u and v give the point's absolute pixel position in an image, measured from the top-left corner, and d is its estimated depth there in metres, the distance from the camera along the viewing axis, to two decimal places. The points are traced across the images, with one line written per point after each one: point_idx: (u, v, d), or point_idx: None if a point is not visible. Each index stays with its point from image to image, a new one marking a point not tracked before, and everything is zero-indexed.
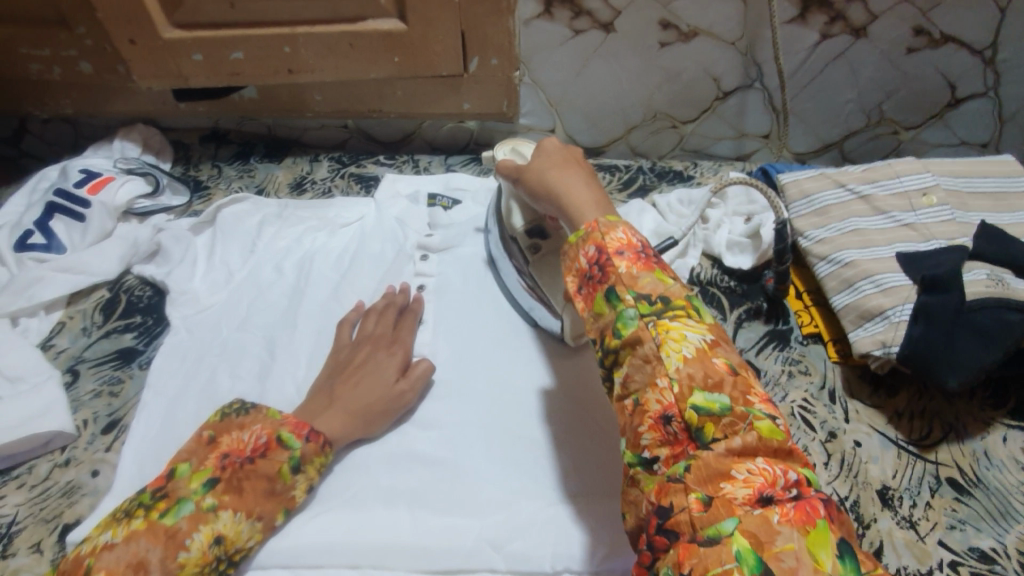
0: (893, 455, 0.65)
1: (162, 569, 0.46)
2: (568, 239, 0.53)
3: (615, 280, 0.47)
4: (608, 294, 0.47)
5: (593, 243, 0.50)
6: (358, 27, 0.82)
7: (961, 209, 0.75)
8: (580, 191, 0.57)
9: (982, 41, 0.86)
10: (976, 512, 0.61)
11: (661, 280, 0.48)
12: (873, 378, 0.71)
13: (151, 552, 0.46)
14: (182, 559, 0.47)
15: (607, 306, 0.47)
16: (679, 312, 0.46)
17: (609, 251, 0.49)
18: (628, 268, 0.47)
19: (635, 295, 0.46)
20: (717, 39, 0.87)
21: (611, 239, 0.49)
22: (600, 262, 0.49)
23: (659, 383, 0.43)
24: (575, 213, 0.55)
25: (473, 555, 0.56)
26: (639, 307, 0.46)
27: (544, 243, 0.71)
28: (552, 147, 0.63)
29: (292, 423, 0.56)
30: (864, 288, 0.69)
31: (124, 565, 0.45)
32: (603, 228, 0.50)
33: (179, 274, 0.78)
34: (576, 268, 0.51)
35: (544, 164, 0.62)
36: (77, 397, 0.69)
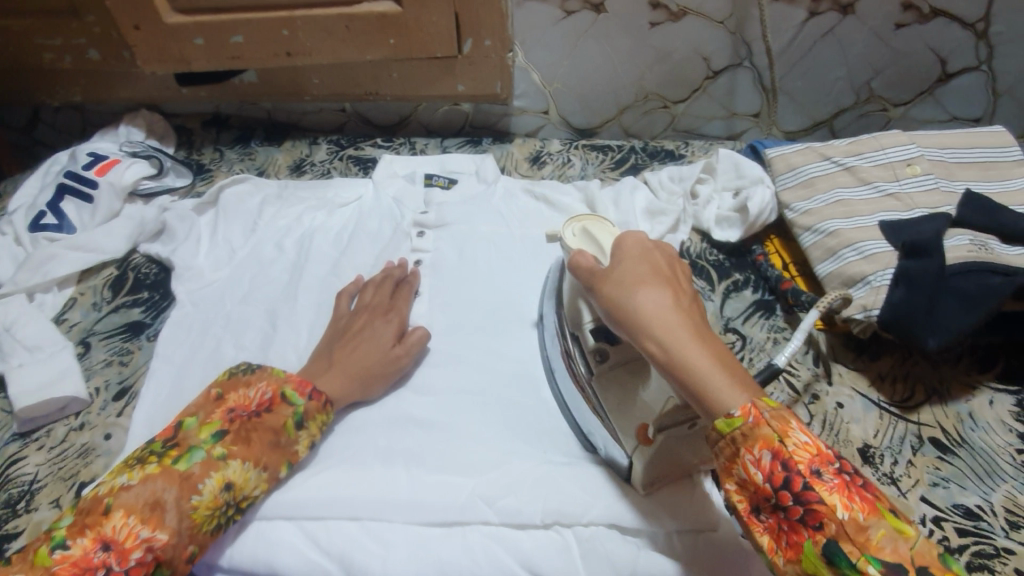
0: (875, 416, 0.67)
1: (177, 508, 0.49)
2: (718, 429, 0.43)
3: (835, 531, 0.39)
4: (834, 554, 0.38)
5: (767, 448, 0.42)
6: (354, 9, 0.84)
7: (945, 178, 0.77)
8: (687, 331, 0.46)
9: (968, 16, 0.87)
10: (961, 470, 0.63)
11: (895, 529, 0.39)
12: (857, 343, 0.73)
13: (166, 493, 0.49)
14: (195, 502, 0.50)
15: (830, 570, 0.38)
16: None
17: (799, 471, 0.41)
18: (849, 513, 0.39)
19: (881, 567, 0.37)
20: (706, 17, 0.89)
21: (797, 447, 0.41)
22: (795, 489, 0.40)
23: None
24: (701, 382, 0.44)
25: (466, 509, 0.58)
26: None
27: (612, 351, 0.59)
28: (639, 256, 0.52)
29: (296, 381, 0.58)
30: (847, 256, 0.71)
31: (142, 502, 0.48)
32: (777, 426, 0.42)
33: (184, 251, 0.80)
34: (741, 477, 0.43)
35: (628, 279, 0.50)
36: (90, 365, 0.72)
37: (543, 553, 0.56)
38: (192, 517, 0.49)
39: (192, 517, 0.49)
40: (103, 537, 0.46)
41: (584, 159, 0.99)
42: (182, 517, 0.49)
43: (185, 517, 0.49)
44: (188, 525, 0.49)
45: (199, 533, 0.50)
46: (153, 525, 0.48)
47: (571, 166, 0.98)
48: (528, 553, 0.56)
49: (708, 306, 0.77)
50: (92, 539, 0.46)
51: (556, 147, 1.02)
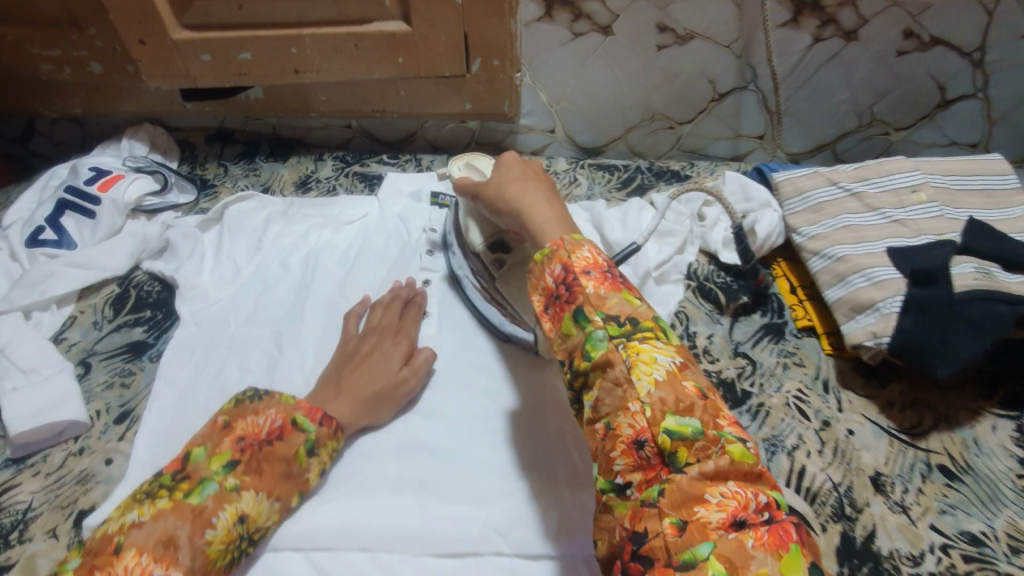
0: (885, 443, 0.67)
1: (191, 545, 0.47)
2: (534, 257, 0.53)
3: (582, 300, 0.47)
4: (576, 316, 0.47)
5: (560, 263, 0.50)
6: (363, 29, 0.83)
7: (950, 206, 0.77)
8: (541, 202, 0.58)
9: (969, 45, 0.88)
10: (967, 497, 0.63)
11: (629, 301, 0.48)
12: (865, 368, 0.73)
13: (178, 529, 0.47)
14: (209, 537, 0.48)
15: (575, 327, 0.47)
16: (647, 333, 0.46)
17: (575, 271, 0.49)
18: (595, 289, 0.47)
19: (603, 317, 0.46)
20: (713, 41, 0.89)
21: (580, 259, 0.50)
22: (568, 283, 0.49)
23: (630, 407, 0.43)
24: (538, 228, 0.56)
25: (478, 540, 0.57)
26: (608, 329, 0.46)
27: (507, 257, 0.71)
28: (513, 163, 0.65)
29: (306, 407, 0.57)
30: (856, 282, 0.71)
31: (154, 541, 0.46)
32: (569, 246, 0.51)
33: (188, 269, 0.79)
34: (541, 287, 0.51)
35: (505, 178, 0.64)
36: (90, 387, 0.70)
37: None
38: (206, 552, 0.48)
39: (206, 553, 0.48)
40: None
41: (590, 178, 1.00)
42: (196, 553, 0.47)
43: (199, 554, 0.47)
44: (202, 562, 0.48)
45: (213, 569, 0.49)
46: (166, 563, 0.46)
47: (577, 184, 0.99)
48: None
49: (717, 330, 0.77)
50: None
51: (562, 165, 1.03)
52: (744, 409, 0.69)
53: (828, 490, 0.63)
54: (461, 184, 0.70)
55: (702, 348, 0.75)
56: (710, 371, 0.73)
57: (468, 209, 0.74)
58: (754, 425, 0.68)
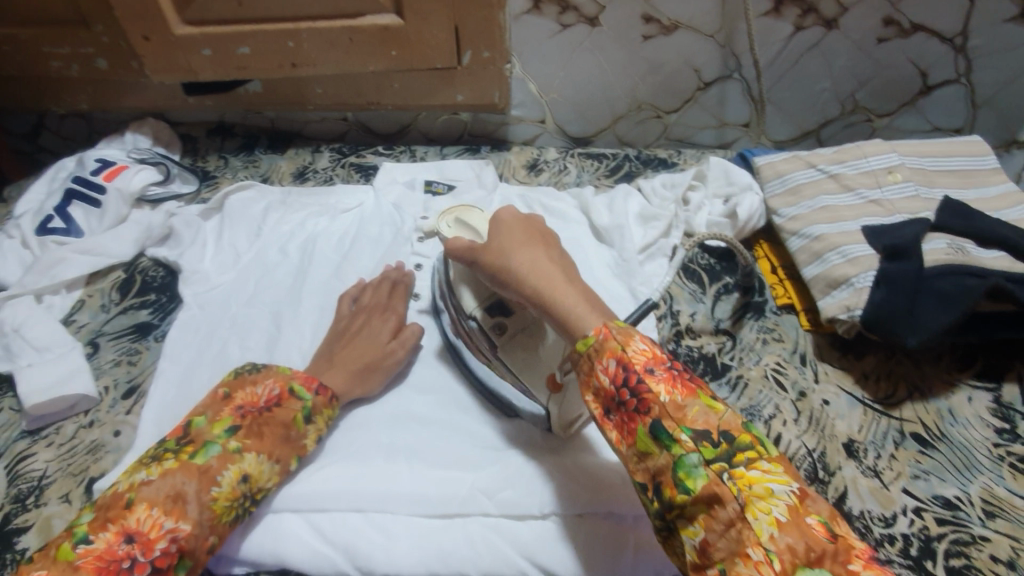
0: (859, 412, 0.70)
1: (198, 500, 0.50)
2: (577, 348, 0.51)
3: (662, 415, 0.46)
4: (658, 433, 0.46)
5: (612, 356, 0.49)
6: (358, 22, 0.87)
7: (925, 185, 0.80)
8: (561, 279, 0.54)
9: (946, 31, 0.91)
10: (940, 463, 0.66)
11: (711, 408, 0.47)
12: (841, 343, 0.75)
13: (187, 485, 0.50)
14: (214, 493, 0.51)
15: (657, 447, 0.46)
16: (750, 454, 0.44)
17: (638, 369, 0.48)
18: (671, 397, 0.47)
19: (693, 436, 0.45)
20: (696, 31, 0.92)
21: (636, 352, 0.48)
22: (631, 384, 0.48)
23: (751, 554, 0.41)
24: (565, 311, 0.52)
25: (467, 501, 0.60)
26: (702, 452, 0.44)
27: (508, 322, 0.62)
28: (515, 225, 0.59)
29: (302, 377, 0.61)
30: (831, 259, 0.73)
31: (163, 496, 0.49)
32: (620, 337, 0.49)
33: (191, 255, 0.83)
34: (596, 386, 0.50)
35: (506, 243, 0.58)
36: (99, 365, 0.73)
37: (542, 543, 0.58)
38: (212, 508, 0.51)
39: (213, 508, 0.51)
40: (126, 530, 0.48)
41: (580, 167, 1.02)
42: (203, 508, 0.51)
43: (205, 508, 0.51)
44: (209, 516, 0.51)
45: (220, 524, 0.52)
46: (176, 516, 0.49)
47: (566, 173, 1.02)
48: (526, 544, 0.58)
49: (699, 308, 0.80)
50: (113, 534, 0.47)
51: (552, 155, 1.05)
52: (724, 381, 0.72)
53: (802, 455, 0.66)
54: (453, 245, 0.62)
55: (685, 326, 0.78)
56: (691, 347, 0.76)
57: (457, 269, 0.66)
58: (733, 396, 0.71)
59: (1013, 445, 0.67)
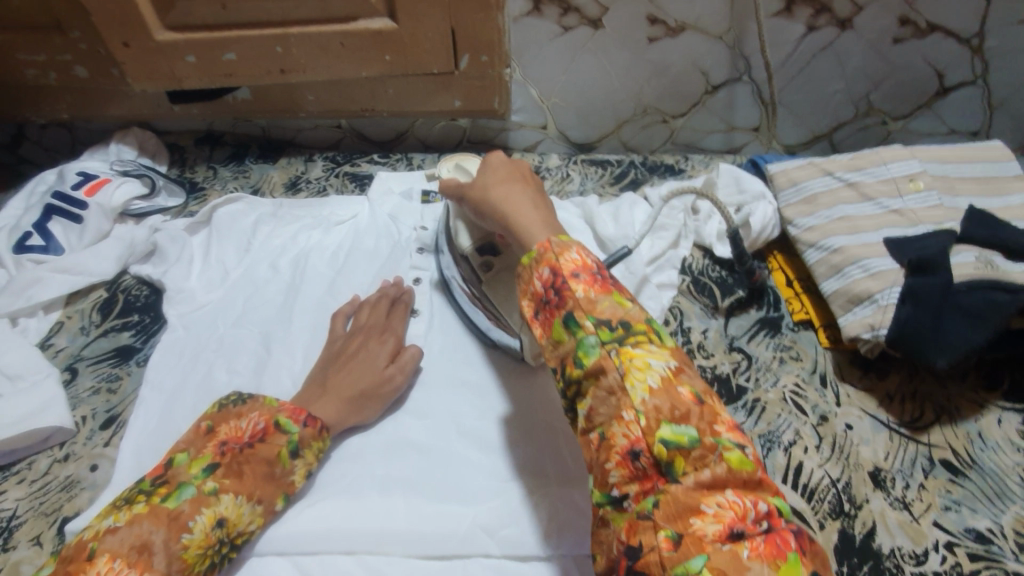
0: (885, 437, 0.65)
1: (166, 550, 0.46)
2: (523, 259, 0.52)
3: (573, 305, 0.47)
4: (567, 321, 0.47)
5: (547, 265, 0.49)
6: (349, 26, 0.83)
7: (948, 194, 0.76)
8: (526, 205, 0.58)
9: (966, 30, 0.87)
10: (972, 493, 0.62)
11: (620, 303, 0.47)
12: (863, 362, 0.71)
13: (154, 534, 0.46)
14: (185, 541, 0.47)
15: (566, 333, 0.47)
16: (640, 337, 0.45)
17: (564, 274, 0.48)
18: (586, 292, 0.47)
19: (595, 322, 0.46)
20: (705, 32, 0.88)
21: (568, 262, 0.49)
22: (557, 286, 0.48)
23: (625, 416, 0.42)
24: (522, 233, 0.55)
25: (467, 541, 0.56)
26: (600, 334, 0.45)
27: (494, 260, 0.70)
28: (500, 163, 0.64)
29: (289, 409, 0.56)
30: (852, 274, 0.69)
31: (127, 546, 0.45)
32: (558, 249, 0.50)
33: (176, 273, 0.79)
34: (530, 292, 0.50)
35: (489, 179, 0.63)
36: (76, 394, 0.69)
37: None
38: (183, 558, 0.47)
39: (182, 558, 0.47)
40: None
41: (583, 174, 0.98)
42: (172, 559, 0.46)
43: (175, 559, 0.46)
44: (179, 567, 0.46)
45: (191, 574, 0.47)
46: (140, 568, 0.44)
47: (570, 180, 0.98)
48: None
49: (712, 325, 0.76)
50: None
51: (555, 161, 1.01)
52: (740, 404, 0.68)
53: (826, 487, 0.62)
54: (447, 185, 0.69)
55: (697, 343, 0.74)
56: (704, 366, 0.72)
57: (456, 213, 0.73)
58: (750, 421, 0.67)
59: None
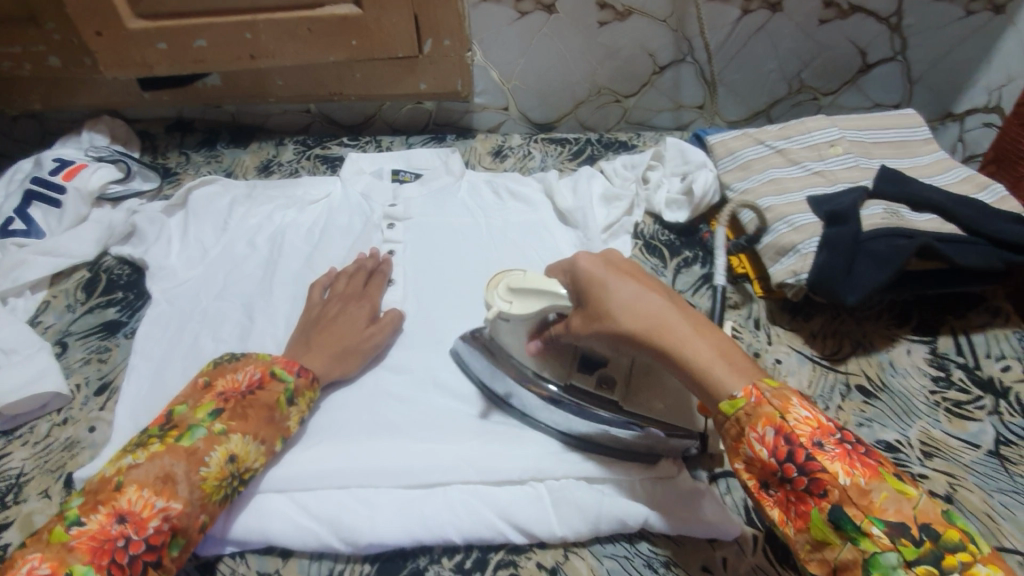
0: (809, 368, 0.74)
1: (188, 480, 0.52)
2: (724, 411, 0.48)
3: (839, 498, 0.43)
4: (839, 521, 0.42)
5: (769, 425, 0.46)
6: (316, 12, 0.87)
7: (864, 156, 0.85)
8: (684, 331, 0.51)
9: (880, 12, 0.96)
10: (882, 411, 0.71)
11: (901, 494, 0.42)
12: (792, 307, 0.80)
13: (175, 467, 0.52)
14: (204, 473, 0.53)
15: (839, 537, 0.42)
16: (960, 555, 0.39)
17: (803, 444, 0.45)
18: (852, 481, 0.43)
19: (885, 528, 0.41)
20: (649, 17, 0.96)
21: (798, 422, 0.46)
22: (801, 463, 0.45)
23: None
24: (715, 379, 0.49)
25: (447, 470, 0.63)
26: (901, 549, 0.40)
27: (613, 373, 0.63)
28: (613, 275, 0.55)
29: (283, 361, 0.62)
30: (780, 229, 0.77)
31: (153, 477, 0.51)
32: (777, 403, 0.46)
33: (156, 252, 0.82)
34: (751, 457, 0.47)
35: (616, 301, 0.53)
36: (68, 364, 0.73)
37: (520, 507, 0.61)
38: (202, 487, 0.52)
39: (202, 487, 0.52)
40: (117, 511, 0.49)
41: (544, 151, 1.05)
42: (193, 488, 0.52)
43: (196, 488, 0.52)
44: (199, 495, 0.52)
45: (209, 503, 0.53)
46: (167, 495, 0.50)
47: (531, 158, 1.04)
48: (508, 509, 0.60)
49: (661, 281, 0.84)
50: (107, 514, 0.48)
51: (516, 141, 1.07)
52: None
53: None
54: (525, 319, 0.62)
55: None
56: None
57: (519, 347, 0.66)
58: None
59: (948, 391, 0.73)
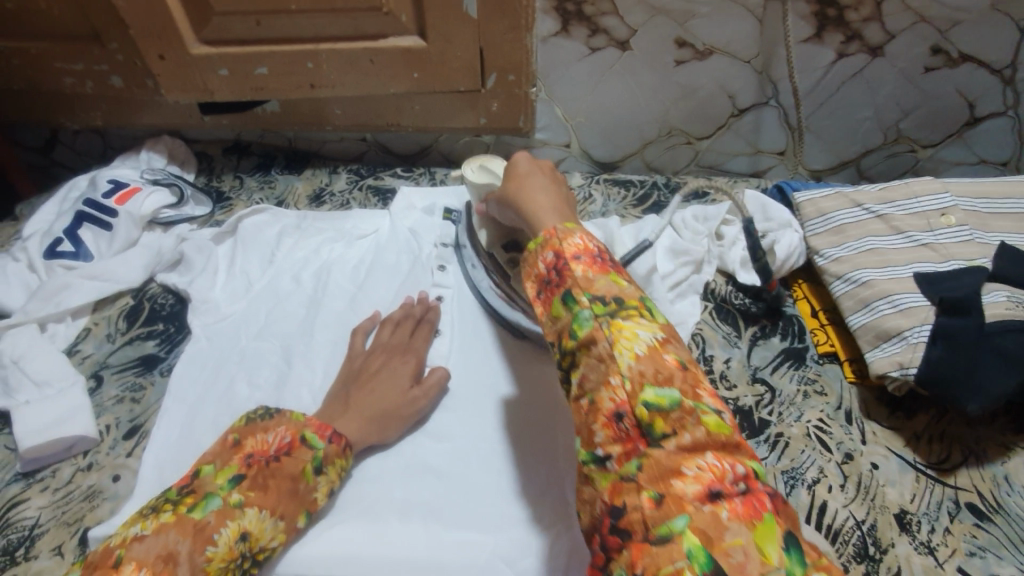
0: (911, 478, 0.64)
1: (190, 561, 0.46)
2: (528, 247, 0.50)
3: (570, 282, 0.44)
4: (562, 297, 0.44)
5: (552, 249, 0.47)
6: (379, 44, 0.83)
7: (981, 229, 0.74)
8: (543, 198, 0.55)
9: (1001, 61, 0.85)
10: (997, 539, 0.60)
11: (616, 282, 0.45)
12: (890, 399, 0.70)
13: (180, 545, 0.46)
14: (209, 554, 0.47)
15: (560, 307, 0.44)
16: (632, 309, 0.42)
17: (565, 257, 0.46)
18: (583, 271, 0.45)
19: (589, 296, 0.43)
20: (733, 56, 0.88)
21: (571, 246, 0.47)
22: (557, 267, 0.46)
23: (612, 382, 0.40)
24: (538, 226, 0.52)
25: (485, 569, 0.56)
26: (593, 307, 0.43)
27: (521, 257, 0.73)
28: (527, 162, 0.61)
29: (315, 424, 0.57)
30: (881, 309, 0.68)
31: (154, 556, 0.45)
32: (562, 234, 0.48)
33: (200, 283, 0.79)
34: (535, 275, 0.48)
35: (513, 178, 0.60)
36: (100, 402, 0.70)
37: None
38: (205, 570, 0.47)
39: (205, 571, 0.47)
40: None
41: (607, 194, 0.99)
42: (195, 570, 0.46)
43: (198, 571, 0.46)
44: None
45: None
46: None
47: (592, 202, 0.99)
48: None
49: (734, 354, 0.75)
50: None
51: (578, 181, 1.03)
52: (762, 439, 0.67)
53: (851, 528, 0.61)
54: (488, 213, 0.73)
55: (720, 373, 0.73)
56: (727, 398, 0.71)
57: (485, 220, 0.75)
58: (773, 456, 0.66)
59: None
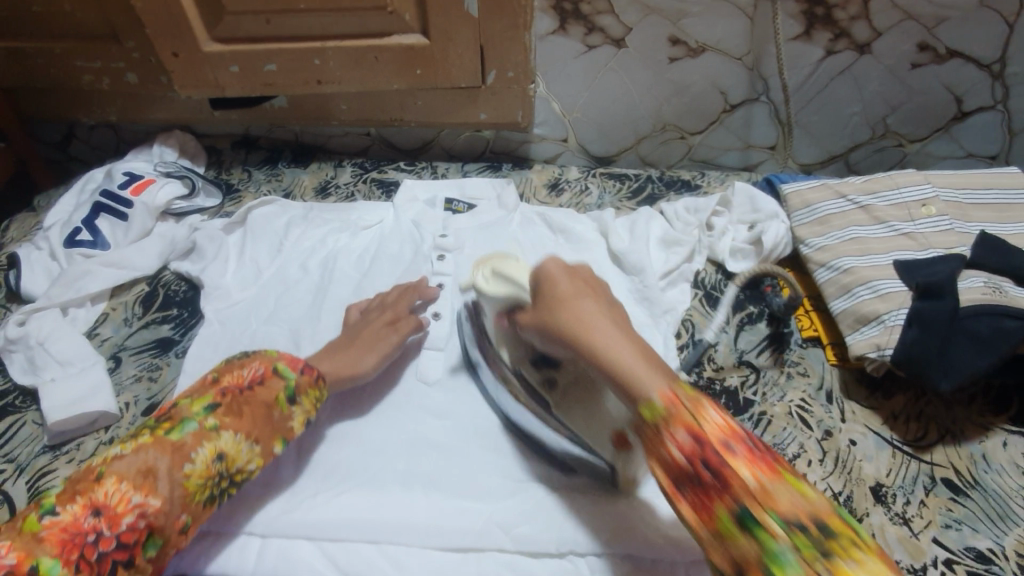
0: (888, 454, 0.68)
1: (170, 477, 0.51)
2: (642, 412, 0.49)
3: (743, 494, 0.44)
4: (744, 519, 0.44)
5: (683, 427, 0.47)
6: (383, 42, 0.87)
7: (960, 220, 0.78)
8: (613, 334, 0.52)
9: (984, 58, 0.88)
10: (973, 513, 0.63)
11: (797, 491, 0.45)
12: (870, 381, 0.74)
13: (159, 461, 0.51)
14: (187, 470, 0.52)
15: (741, 532, 0.44)
16: (844, 544, 0.42)
17: (712, 444, 0.46)
18: (756, 479, 0.45)
19: (782, 521, 0.43)
20: (724, 54, 0.91)
21: (710, 425, 0.47)
22: (710, 464, 0.46)
23: None
24: (640, 386, 0.49)
25: (484, 535, 0.60)
26: (795, 540, 0.42)
27: (558, 376, 0.64)
28: (566, 276, 0.58)
29: (287, 359, 0.61)
30: (860, 294, 0.72)
31: (134, 471, 0.50)
32: (693, 408, 0.47)
33: (213, 270, 0.83)
34: (664, 457, 0.48)
35: (562, 301, 0.56)
36: (120, 380, 0.74)
37: None
38: (185, 485, 0.52)
39: (185, 485, 0.52)
40: (94, 503, 0.48)
41: (602, 188, 1.01)
42: (175, 484, 0.51)
43: (177, 484, 0.51)
44: (181, 492, 0.52)
45: (192, 502, 0.52)
46: (145, 491, 0.50)
47: (588, 193, 1.01)
48: None
49: (722, 339, 0.78)
50: (82, 506, 0.48)
51: (574, 174, 1.04)
52: (747, 417, 0.71)
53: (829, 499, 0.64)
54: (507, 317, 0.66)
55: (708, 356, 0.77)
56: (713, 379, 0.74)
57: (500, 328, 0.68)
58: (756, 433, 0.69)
59: None
